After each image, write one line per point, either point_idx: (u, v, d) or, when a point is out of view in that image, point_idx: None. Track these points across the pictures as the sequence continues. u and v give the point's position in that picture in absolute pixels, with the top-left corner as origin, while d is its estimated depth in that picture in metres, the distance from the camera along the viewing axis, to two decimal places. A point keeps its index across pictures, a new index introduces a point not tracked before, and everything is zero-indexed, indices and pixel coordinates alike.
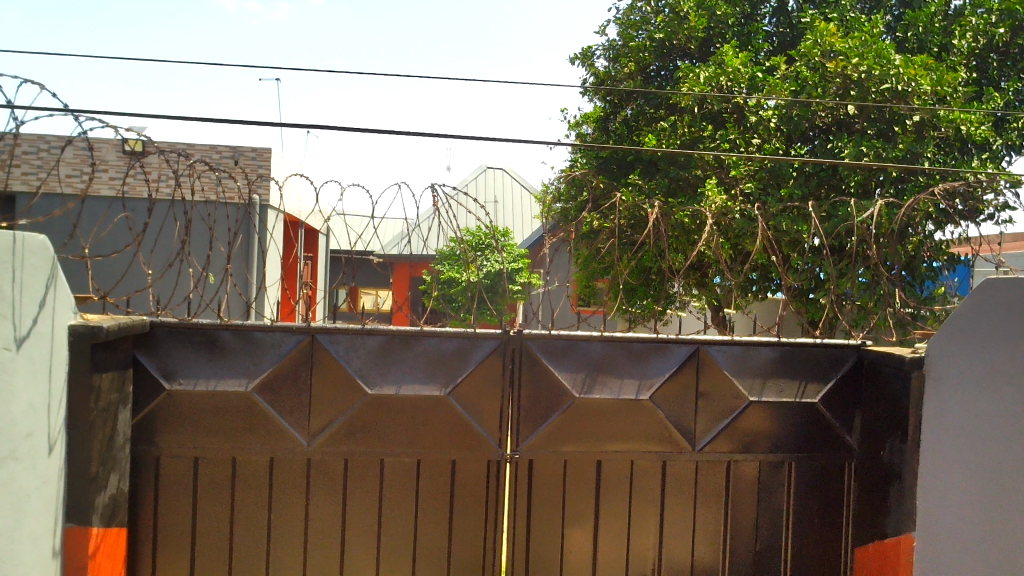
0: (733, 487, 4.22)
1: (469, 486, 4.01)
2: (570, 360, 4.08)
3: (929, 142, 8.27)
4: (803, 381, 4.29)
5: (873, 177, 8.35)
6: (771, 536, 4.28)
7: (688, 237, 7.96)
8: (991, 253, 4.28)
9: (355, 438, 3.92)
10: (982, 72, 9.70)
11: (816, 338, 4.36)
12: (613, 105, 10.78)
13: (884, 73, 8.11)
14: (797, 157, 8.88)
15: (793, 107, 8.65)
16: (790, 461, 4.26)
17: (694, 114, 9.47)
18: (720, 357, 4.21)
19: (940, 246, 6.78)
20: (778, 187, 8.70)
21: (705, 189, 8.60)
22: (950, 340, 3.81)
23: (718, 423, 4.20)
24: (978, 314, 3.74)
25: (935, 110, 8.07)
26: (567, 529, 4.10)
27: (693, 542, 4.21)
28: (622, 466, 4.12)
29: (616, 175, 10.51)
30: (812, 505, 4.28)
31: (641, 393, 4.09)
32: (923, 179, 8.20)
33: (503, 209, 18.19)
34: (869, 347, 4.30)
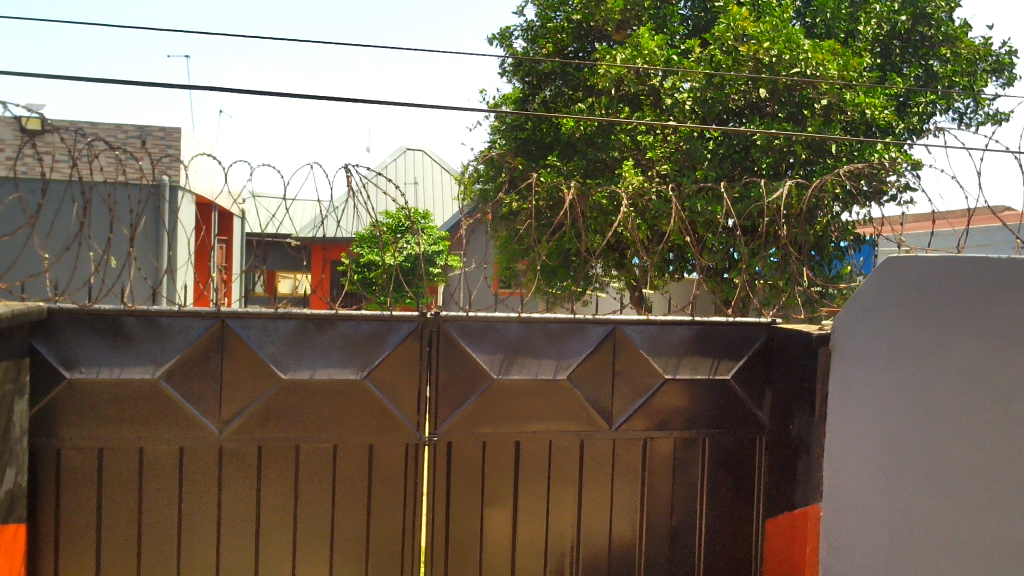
0: (650, 465, 4.29)
1: (386, 471, 3.97)
2: (487, 341, 4.06)
3: (836, 126, 8.56)
4: (716, 359, 4.38)
5: (783, 159, 8.57)
6: (686, 512, 4.36)
7: (605, 220, 8.04)
8: (892, 233, 4.41)
9: (269, 426, 3.83)
10: (886, 58, 10.09)
11: (728, 317, 4.45)
12: (531, 87, 10.79)
13: (794, 58, 8.34)
14: (712, 139, 9.06)
15: (707, 90, 8.79)
16: (703, 437, 4.35)
17: (611, 97, 9.57)
18: (637, 337, 4.26)
19: (846, 225, 7.01)
20: (693, 169, 8.85)
21: (622, 171, 8.70)
22: (854, 318, 4.01)
23: (634, 402, 4.25)
24: (876, 294, 3.90)
25: (841, 94, 8.36)
26: (486, 512, 4.09)
27: (611, 522, 4.26)
28: (540, 447, 4.14)
29: (535, 157, 10.53)
30: (725, 479, 4.39)
31: (558, 373, 4.12)
32: (831, 162, 8.48)
33: (423, 191, 18.08)
34: (779, 325, 4.42)
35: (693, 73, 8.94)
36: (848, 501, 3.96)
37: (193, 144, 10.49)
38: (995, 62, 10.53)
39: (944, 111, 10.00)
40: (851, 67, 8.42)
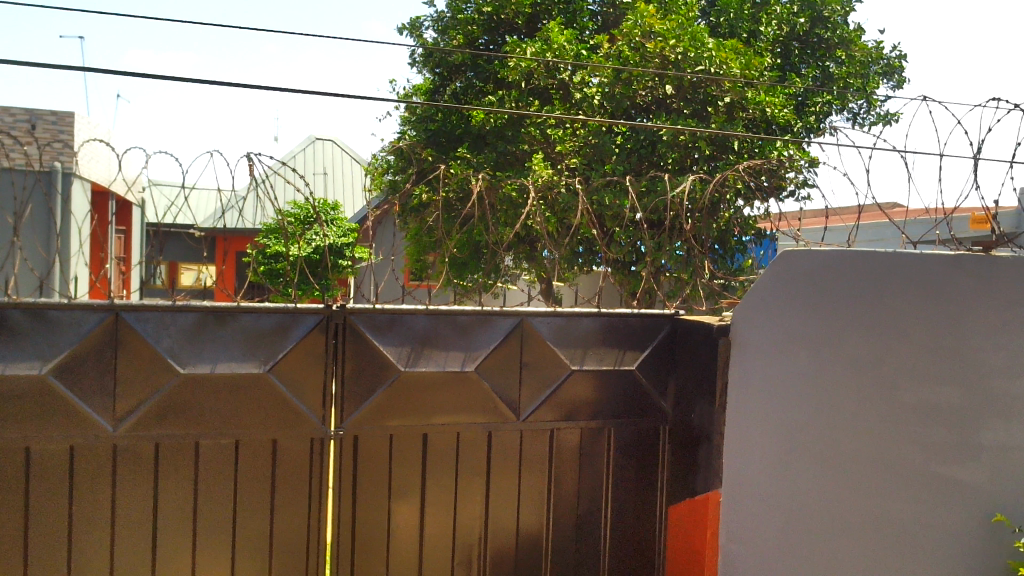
0: (556, 457, 4.33)
1: (290, 466, 3.89)
2: (394, 334, 4.02)
3: (738, 123, 8.83)
4: (621, 350, 4.44)
5: (689, 155, 8.78)
6: (592, 501, 4.41)
7: (515, 213, 8.06)
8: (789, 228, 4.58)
9: (167, 422, 3.70)
10: (785, 58, 10.45)
11: (632, 308, 4.52)
12: (442, 78, 10.76)
13: (698, 56, 8.56)
14: (620, 134, 9.20)
15: (616, 85, 8.91)
16: (609, 427, 4.41)
17: (521, 89, 9.61)
18: (544, 329, 4.29)
19: (747, 220, 7.23)
20: (601, 163, 8.96)
21: (532, 164, 8.76)
22: (752, 310, 3.99)
23: (542, 393, 4.28)
24: (773, 287, 3.96)
25: (743, 92, 8.65)
26: (393, 506, 4.06)
27: (518, 514, 4.28)
28: (448, 439, 4.13)
29: (445, 148, 10.48)
30: (630, 469, 4.46)
31: (466, 365, 4.12)
32: (733, 158, 8.76)
33: (333, 181, 17.81)
34: (682, 317, 4.53)
35: (601, 68, 9.07)
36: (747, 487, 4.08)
37: (86, 129, 10.01)
38: (885, 66, 11.05)
39: (839, 111, 10.44)
40: (753, 67, 8.70)
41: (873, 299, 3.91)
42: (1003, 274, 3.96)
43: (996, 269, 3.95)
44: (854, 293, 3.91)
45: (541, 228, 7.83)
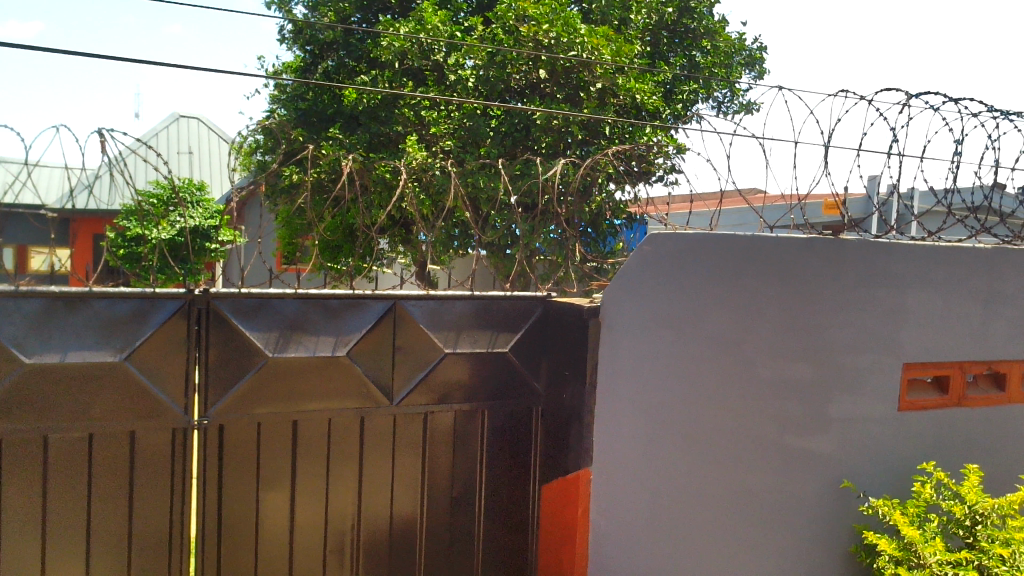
0: (429, 440, 4.19)
1: (150, 460, 3.56)
2: (262, 319, 3.75)
3: (609, 109, 9.01)
4: (494, 333, 4.35)
5: (561, 139, 8.86)
6: (465, 482, 4.31)
7: (389, 194, 7.94)
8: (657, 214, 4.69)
9: (9, 416, 3.28)
10: (654, 47, 10.76)
11: (505, 291, 4.44)
12: (312, 55, 10.47)
13: (571, 41, 8.69)
14: (494, 117, 9.21)
15: (490, 68, 8.90)
16: (483, 409, 4.31)
17: (394, 69, 9.50)
18: (416, 312, 4.13)
19: (618, 204, 7.39)
20: (476, 146, 8.95)
21: (406, 145, 8.64)
22: (621, 290, 4.00)
23: (414, 376, 4.13)
24: (641, 269, 4.00)
25: (614, 79, 8.84)
26: (261, 496, 3.81)
27: (392, 498, 4.12)
28: (319, 426, 3.92)
29: (315, 128, 10.23)
30: (503, 450, 4.39)
31: (337, 349, 3.90)
32: (604, 143, 8.95)
33: (196, 161, 17.09)
34: (554, 299, 4.47)
35: (475, 51, 9.05)
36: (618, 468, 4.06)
37: None
38: (747, 57, 11.54)
39: (705, 99, 10.80)
40: (622, 54, 8.94)
41: (729, 282, 4.08)
42: (853, 259, 4.33)
43: (845, 253, 4.30)
44: (715, 275, 4.06)
45: (415, 210, 7.74)
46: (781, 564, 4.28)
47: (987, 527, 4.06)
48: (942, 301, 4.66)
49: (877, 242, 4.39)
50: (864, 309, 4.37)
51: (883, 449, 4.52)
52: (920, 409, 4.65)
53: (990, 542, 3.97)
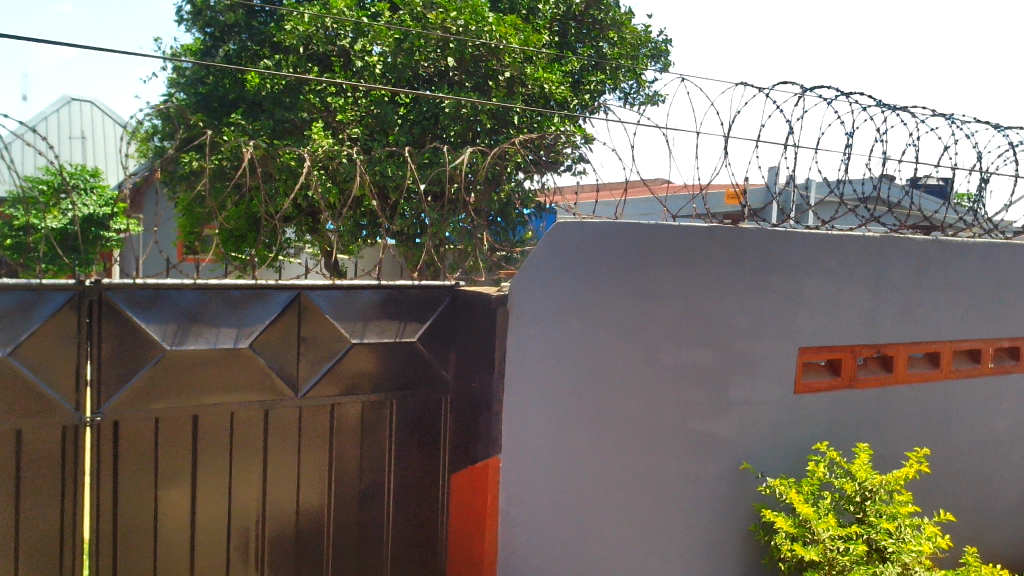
0: (337, 431, 3.99)
1: (38, 458, 3.33)
2: (159, 311, 3.54)
3: (518, 98, 9.03)
4: (402, 321, 4.18)
5: (471, 129, 8.79)
6: (374, 474, 4.10)
7: (292, 182, 7.74)
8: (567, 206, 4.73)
9: None
10: (562, 37, 10.89)
11: (413, 280, 4.28)
12: (213, 38, 10.16)
13: (479, 29, 8.69)
14: (403, 105, 9.14)
15: (397, 55, 8.81)
16: (391, 399, 4.12)
17: (298, 55, 9.32)
18: (321, 302, 3.95)
19: (528, 193, 7.42)
20: (384, 134, 8.86)
21: (312, 132, 8.46)
22: (528, 278, 3.96)
23: (320, 367, 3.93)
24: (546, 257, 3.97)
25: (522, 68, 8.89)
26: (160, 492, 3.59)
27: (296, 495, 3.91)
28: (221, 419, 3.70)
29: (217, 114, 9.97)
30: (412, 441, 4.19)
31: (240, 341, 3.70)
32: (513, 132, 8.99)
33: (90, 147, 16.39)
34: (463, 288, 4.35)
35: (382, 37, 8.97)
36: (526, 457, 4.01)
37: None
38: (653, 49, 11.75)
39: (612, 90, 10.94)
40: (530, 44, 9.00)
41: (634, 270, 4.15)
42: (750, 247, 4.49)
43: (743, 240, 4.46)
44: (619, 262, 4.11)
45: (321, 198, 7.61)
46: (684, 544, 4.39)
47: (875, 502, 4.26)
48: (834, 288, 4.86)
49: (773, 230, 4.56)
50: (760, 295, 4.54)
51: (780, 431, 4.68)
52: (815, 391, 4.85)
53: (878, 516, 4.17)
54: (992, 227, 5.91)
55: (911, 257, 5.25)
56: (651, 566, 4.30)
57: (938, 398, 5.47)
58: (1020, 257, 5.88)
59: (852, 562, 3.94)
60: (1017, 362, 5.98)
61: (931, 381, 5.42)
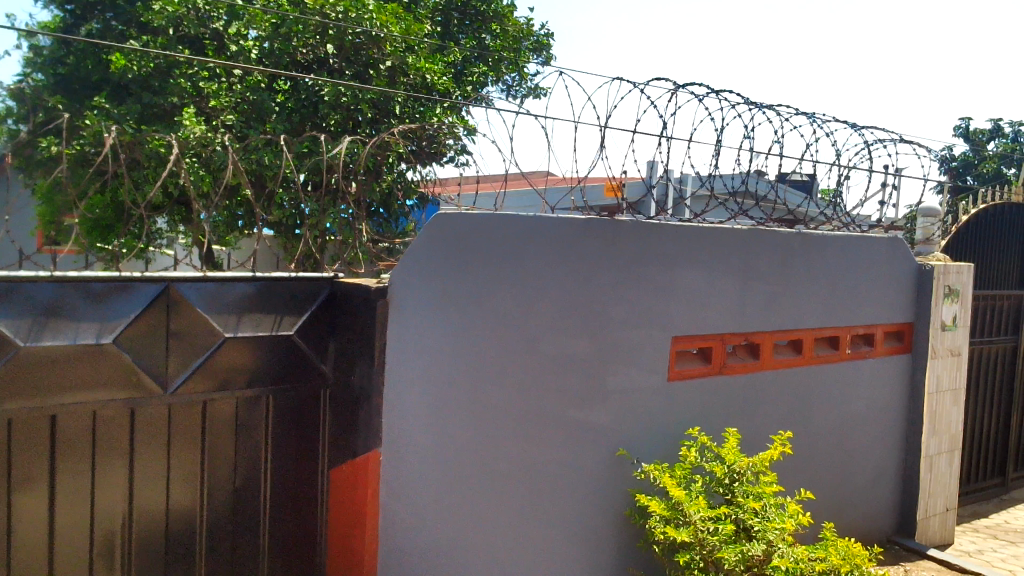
0: (209, 429, 3.79)
1: None
2: (11, 305, 3.26)
3: (399, 88, 8.98)
4: (279, 315, 4.04)
5: (351, 117, 8.70)
6: (249, 472, 3.94)
7: (161, 169, 7.40)
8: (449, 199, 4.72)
9: None
10: (444, 27, 10.87)
11: (289, 272, 4.15)
12: (74, 16, 9.59)
13: (359, 17, 8.59)
14: (280, 92, 8.91)
15: (274, 40, 8.58)
16: (267, 394, 3.98)
17: (168, 37, 8.91)
18: (193, 296, 3.75)
19: (410, 183, 7.39)
20: (260, 121, 8.60)
21: (182, 118, 8.09)
22: (409, 269, 3.90)
23: (192, 363, 3.73)
24: (428, 247, 3.92)
25: (404, 58, 8.87)
26: (14, 498, 3.29)
27: (166, 497, 3.68)
28: (82, 419, 3.43)
29: (78, 96, 9.40)
30: (289, 436, 4.07)
31: (102, 336, 3.46)
32: (394, 122, 8.93)
33: None
34: (342, 279, 4.25)
35: (258, 21, 8.72)
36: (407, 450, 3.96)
37: None
38: (535, 42, 11.85)
39: (494, 82, 11.00)
40: (412, 33, 9.03)
41: (513, 261, 4.18)
42: (623, 238, 4.61)
43: (618, 232, 4.58)
44: (498, 252, 4.13)
45: (193, 186, 7.30)
46: (562, 532, 4.46)
47: (742, 483, 4.45)
48: (705, 278, 5.05)
49: (647, 223, 4.71)
50: (634, 286, 4.67)
51: (653, 418, 4.84)
52: (688, 378, 5.02)
53: (744, 497, 4.37)
54: (850, 221, 6.27)
55: (777, 249, 5.51)
56: (532, 553, 4.35)
57: (801, 383, 5.76)
58: (873, 248, 6.28)
59: (722, 541, 4.10)
60: (871, 347, 6.38)
61: (795, 366, 5.71)
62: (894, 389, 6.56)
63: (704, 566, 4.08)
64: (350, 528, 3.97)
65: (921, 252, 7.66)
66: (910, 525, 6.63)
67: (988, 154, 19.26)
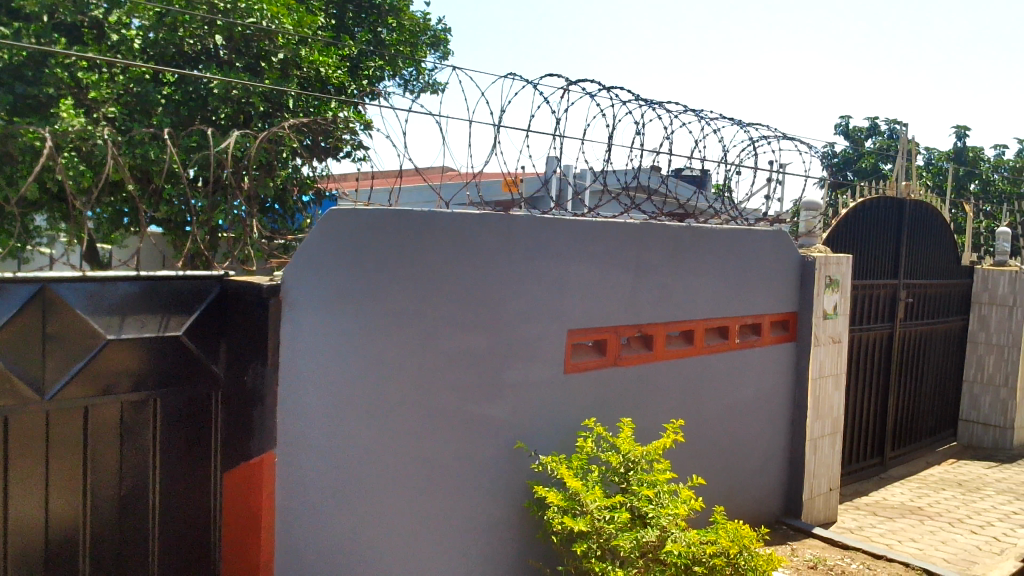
0: (92, 435, 3.60)
1: None
2: None
3: (292, 81, 8.88)
4: (165, 315, 3.86)
5: (242, 111, 8.50)
6: (137, 478, 3.76)
7: (37, 164, 7.02)
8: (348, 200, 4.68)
9: None
10: (339, 19, 10.74)
11: (175, 271, 3.97)
12: None
13: (248, 8, 8.39)
14: (167, 84, 8.61)
15: (159, 30, 8.27)
16: (154, 398, 3.80)
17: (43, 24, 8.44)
18: (72, 296, 3.56)
19: (304, 179, 7.27)
20: (145, 114, 8.29)
21: (59, 109, 7.68)
22: (301, 267, 3.86)
23: (71, 367, 3.53)
24: (320, 245, 3.89)
25: (297, 50, 8.78)
26: None
27: (45, 507, 3.49)
28: None
29: None
30: (179, 441, 3.91)
31: None
32: (287, 116, 8.79)
33: None
34: (232, 278, 4.10)
35: (142, 10, 8.39)
36: (302, 451, 3.87)
37: None
38: (432, 37, 11.82)
39: (391, 76, 10.92)
40: (304, 25, 8.90)
41: (408, 257, 4.15)
42: (518, 232, 4.65)
43: (513, 227, 4.61)
44: (393, 249, 4.09)
45: (72, 182, 6.95)
46: (461, 527, 4.46)
47: (637, 472, 4.56)
48: (599, 272, 5.14)
49: (541, 217, 4.76)
50: (529, 280, 4.72)
51: (549, 410, 4.91)
52: (584, 370, 5.10)
53: (639, 485, 4.47)
54: (737, 215, 6.49)
55: (668, 243, 5.65)
56: (431, 550, 4.33)
57: (692, 373, 5.94)
58: (759, 241, 6.51)
59: (617, 529, 4.19)
60: (759, 336, 6.62)
61: (686, 357, 5.88)
62: (781, 375, 6.84)
63: (601, 553, 4.13)
64: (244, 531, 3.89)
65: (803, 245, 7.89)
66: (798, 506, 6.93)
67: (866, 150, 20.27)
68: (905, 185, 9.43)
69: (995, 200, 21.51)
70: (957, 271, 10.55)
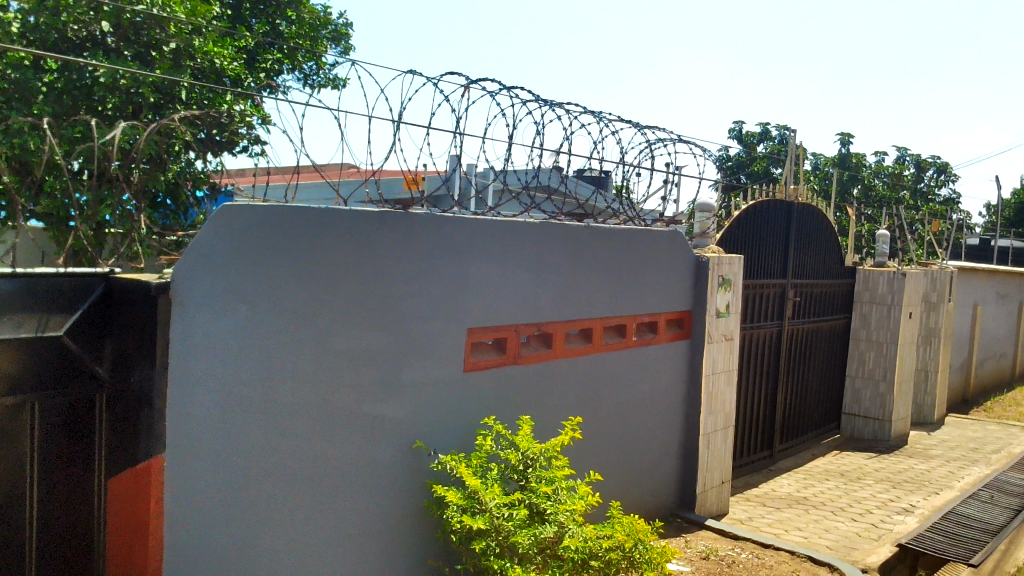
0: None
1: None
2: None
3: (185, 71, 8.57)
4: (45, 314, 3.57)
5: (130, 101, 8.17)
6: (13, 487, 3.44)
7: None
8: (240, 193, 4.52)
9: None
10: (236, 10, 10.45)
11: (57, 268, 3.73)
12: None
13: None
14: (48, 72, 8.18)
15: (39, 14, 7.85)
16: (32, 401, 3.52)
17: None
18: None
19: (198, 174, 7.02)
20: (24, 102, 7.85)
21: None
22: (194, 263, 3.66)
23: None
24: (214, 239, 3.72)
25: (189, 40, 8.50)
26: None
27: None
28: None
29: None
30: (60, 446, 3.62)
31: None
32: (179, 108, 8.48)
33: None
34: (119, 276, 3.90)
35: None
36: (191, 455, 3.71)
37: None
38: (332, 32, 11.66)
39: (289, 70, 10.71)
40: (199, 14, 8.63)
41: (303, 255, 4.07)
42: (417, 230, 4.62)
43: (411, 225, 4.58)
44: (288, 246, 4.01)
45: None
46: (357, 529, 4.41)
47: (535, 469, 4.61)
48: (499, 271, 5.16)
49: (440, 215, 4.74)
50: (428, 278, 4.70)
51: (448, 409, 4.90)
52: (482, 369, 5.12)
53: (537, 482, 4.52)
54: (635, 215, 6.62)
55: (567, 242, 5.72)
56: (328, 553, 4.27)
57: (589, 371, 6.03)
58: (655, 241, 6.67)
59: (516, 526, 4.22)
60: (655, 334, 6.78)
61: (584, 355, 5.96)
62: (675, 372, 7.02)
63: (500, 551, 4.15)
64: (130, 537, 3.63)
65: (699, 246, 8.06)
66: (691, 499, 7.14)
67: (758, 155, 21.08)
68: (794, 188, 9.78)
69: (875, 203, 22.74)
70: (840, 271, 11.07)
